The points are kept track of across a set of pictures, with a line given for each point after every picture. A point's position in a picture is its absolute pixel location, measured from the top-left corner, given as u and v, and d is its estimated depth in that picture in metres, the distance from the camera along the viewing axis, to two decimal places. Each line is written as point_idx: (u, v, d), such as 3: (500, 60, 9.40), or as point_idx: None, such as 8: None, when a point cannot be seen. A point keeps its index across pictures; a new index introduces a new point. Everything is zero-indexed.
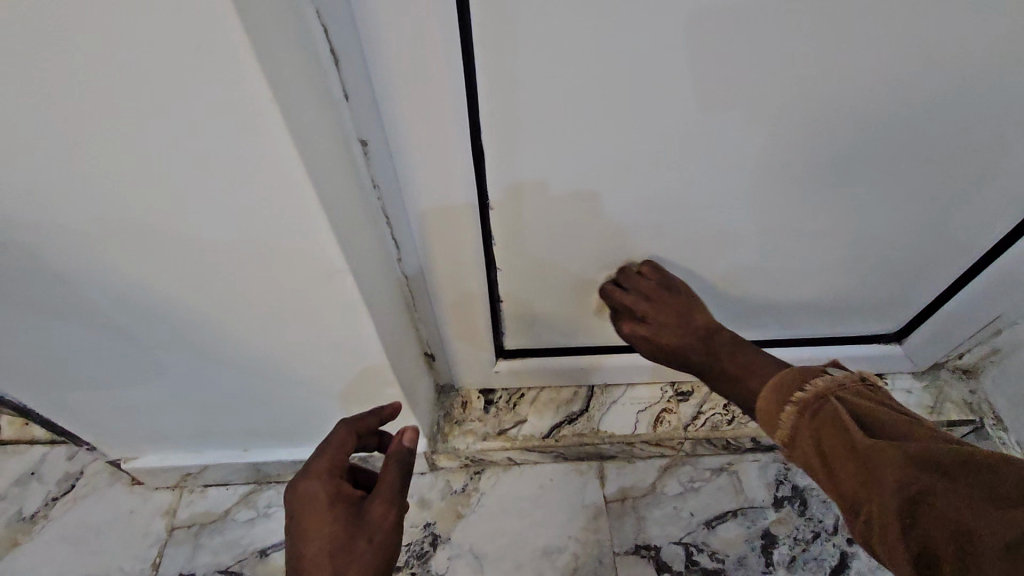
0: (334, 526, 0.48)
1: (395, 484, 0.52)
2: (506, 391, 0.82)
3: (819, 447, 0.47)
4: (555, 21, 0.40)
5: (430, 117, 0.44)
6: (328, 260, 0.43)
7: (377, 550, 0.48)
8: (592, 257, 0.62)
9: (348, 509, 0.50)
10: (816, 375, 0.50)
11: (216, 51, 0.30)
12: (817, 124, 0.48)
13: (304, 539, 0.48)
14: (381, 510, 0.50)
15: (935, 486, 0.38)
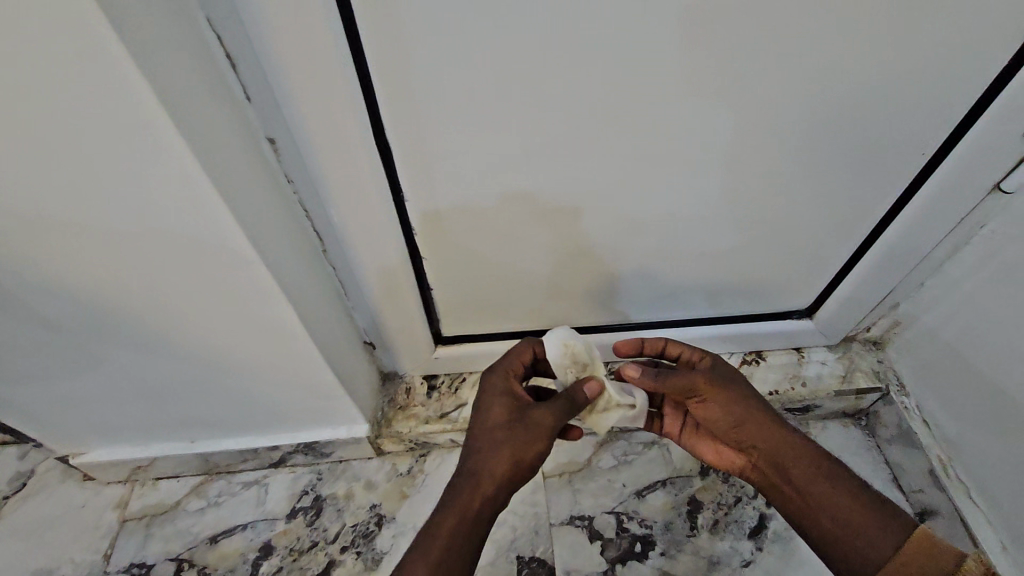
0: (503, 410, 0.63)
1: (558, 403, 0.63)
2: (449, 376, 0.86)
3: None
4: (436, 22, 0.43)
5: (333, 116, 0.47)
6: (238, 249, 0.46)
7: (529, 438, 0.61)
8: (511, 246, 0.67)
9: (516, 405, 0.63)
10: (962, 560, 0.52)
11: (89, 44, 0.32)
12: (697, 113, 0.53)
13: (485, 414, 0.64)
14: (542, 418, 0.61)
15: None
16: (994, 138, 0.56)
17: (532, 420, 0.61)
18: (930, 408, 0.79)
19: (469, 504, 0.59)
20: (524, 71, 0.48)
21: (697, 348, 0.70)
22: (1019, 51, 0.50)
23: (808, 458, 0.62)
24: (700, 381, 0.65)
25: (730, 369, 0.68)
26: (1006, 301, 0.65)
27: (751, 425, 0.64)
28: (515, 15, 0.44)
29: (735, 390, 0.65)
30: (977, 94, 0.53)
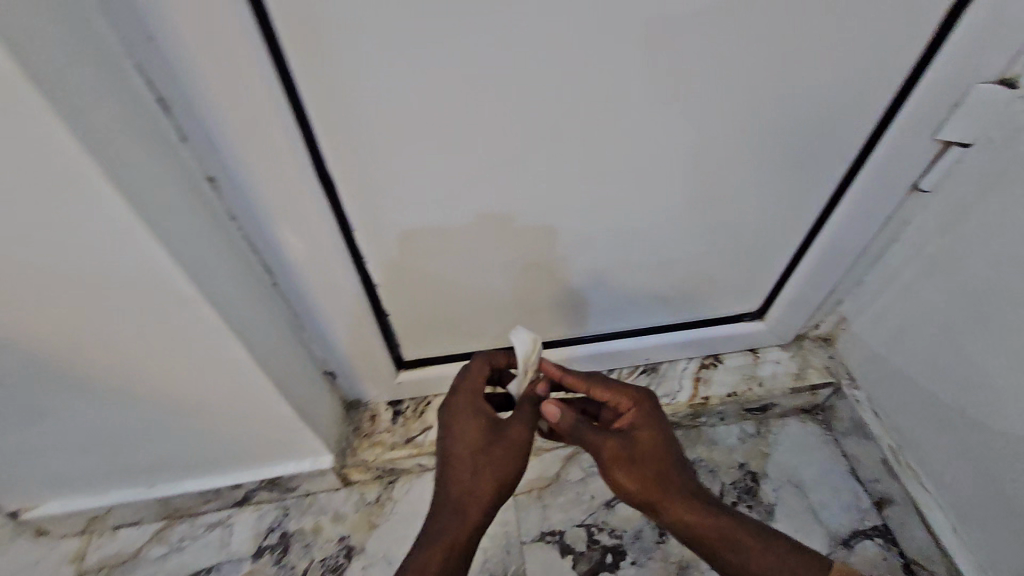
0: (479, 433, 0.63)
1: (530, 416, 0.65)
2: (414, 400, 0.86)
3: None
4: (365, 57, 0.44)
5: (270, 151, 0.48)
6: (178, 287, 0.46)
7: (510, 457, 0.62)
8: (464, 268, 0.67)
9: (489, 425, 0.64)
10: None
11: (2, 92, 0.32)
12: (631, 132, 0.55)
13: (457, 435, 0.63)
14: (517, 431, 0.63)
15: None
16: (909, 140, 0.59)
17: (508, 436, 0.63)
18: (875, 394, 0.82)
19: (457, 538, 0.59)
20: (458, 99, 0.49)
21: (633, 394, 0.68)
22: (920, 58, 0.53)
23: (721, 529, 0.61)
24: (604, 454, 0.64)
25: (657, 426, 0.66)
26: (939, 291, 0.68)
27: (659, 496, 0.63)
28: (443, 43, 0.45)
29: (652, 454, 0.64)
30: (889, 99, 0.56)
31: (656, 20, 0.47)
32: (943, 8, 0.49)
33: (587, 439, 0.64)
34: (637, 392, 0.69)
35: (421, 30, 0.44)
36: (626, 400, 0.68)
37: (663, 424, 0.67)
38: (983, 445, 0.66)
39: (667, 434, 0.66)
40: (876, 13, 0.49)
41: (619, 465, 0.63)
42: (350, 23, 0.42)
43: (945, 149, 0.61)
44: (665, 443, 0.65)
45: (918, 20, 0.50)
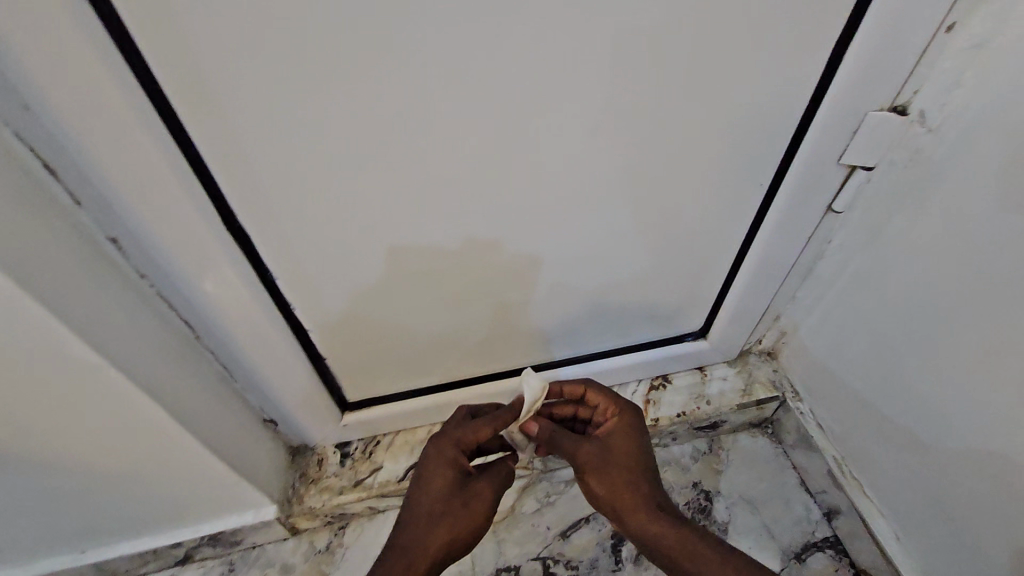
0: (446, 481, 0.62)
1: (500, 479, 0.64)
2: (362, 441, 0.84)
3: None
4: (262, 111, 0.45)
5: (172, 210, 0.47)
6: (78, 352, 0.45)
7: (468, 516, 0.61)
8: (399, 309, 0.67)
9: (458, 476, 0.63)
10: None
11: None
12: (546, 169, 0.56)
13: (426, 484, 0.62)
14: (484, 490, 0.62)
15: None
16: (816, 163, 0.61)
17: (472, 491, 0.62)
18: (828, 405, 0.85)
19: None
20: (367, 146, 0.49)
21: (618, 405, 0.71)
22: (815, 90, 0.55)
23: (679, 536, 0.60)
24: (580, 454, 0.66)
25: (635, 436, 0.68)
26: (865, 303, 0.71)
27: (621, 499, 0.63)
28: (341, 94, 0.45)
29: (625, 461, 0.65)
30: (792, 127, 0.58)
31: (553, 63, 0.48)
32: (828, 43, 0.52)
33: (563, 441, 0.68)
34: (623, 404, 0.71)
35: (318, 84, 0.44)
36: (610, 409, 0.71)
37: (641, 436, 0.68)
38: (917, 450, 0.69)
39: (643, 445, 0.67)
40: (765, 49, 0.51)
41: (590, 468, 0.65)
42: (240, 81, 0.42)
43: (851, 173, 0.63)
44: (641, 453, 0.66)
45: (806, 55, 0.52)
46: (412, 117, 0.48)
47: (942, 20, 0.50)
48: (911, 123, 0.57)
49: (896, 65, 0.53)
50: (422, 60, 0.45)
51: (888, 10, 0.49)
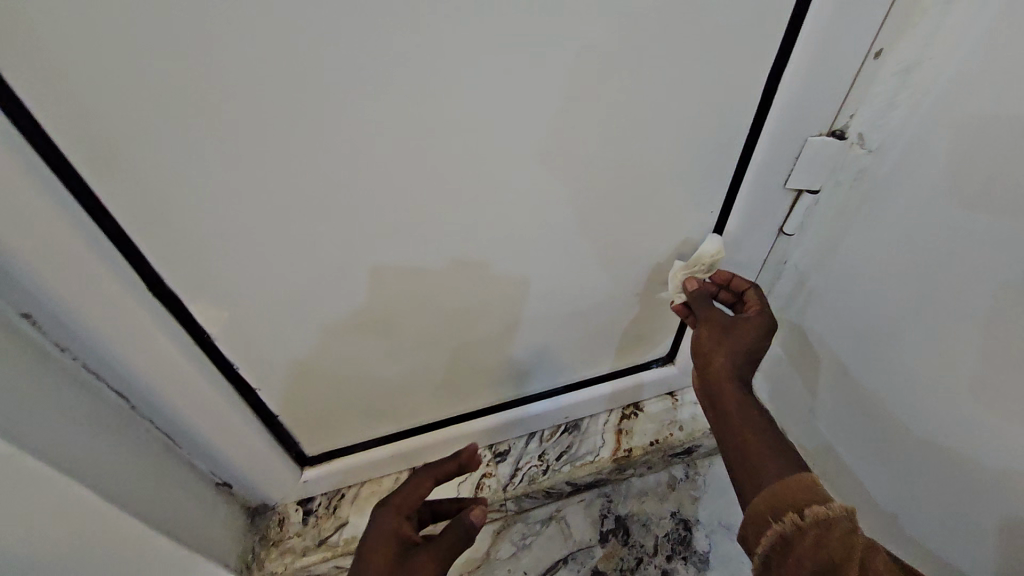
0: (386, 555, 0.57)
1: (445, 546, 0.55)
2: (326, 495, 0.81)
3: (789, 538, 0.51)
4: (177, 175, 0.42)
5: (85, 278, 0.44)
6: None
7: None
8: (355, 359, 0.64)
9: (400, 547, 0.58)
10: (832, 511, 0.50)
11: None
12: (497, 212, 0.54)
13: (364, 565, 0.56)
14: (422, 562, 0.55)
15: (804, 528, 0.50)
16: (762, 188, 0.61)
17: (409, 567, 0.55)
18: (810, 424, 0.84)
19: None
20: (302, 203, 0.47)
21: (764, 306, 0.67)
22: (755, 120, 0.55)
23: (761, 426, 0.60)
24: (705, 328, 0.66)
25: (763, 338, 0.65)
26: (838, 322, 0.71)
27: (725, 379, 0.63)
28: (267, 155, 0.43)
29: (740, 349, 0.64)
30: (736, 155, 0.58)
31: (493, 110, 0.46)
32: (763, 76, 0.52)
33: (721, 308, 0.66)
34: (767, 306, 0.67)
35: (240, 145, 0.42)
36: (757, 302, 0.67)
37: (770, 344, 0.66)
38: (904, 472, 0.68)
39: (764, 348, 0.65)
40: (701, 81, 0.50)
41: (728, 339, 0.64)
42: (148, 145, 0.40)
43: (799, 198, 0.64)
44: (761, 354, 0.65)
45: (744, 85, 0.52)
46: (348, 172, 0.46)
47: (871, 46, 0.50)
48: (851, 145, 0.58)
49: (830, 92, 0.53)
50: (354, 117, 0.42)
51: (817, 41, 0.49)
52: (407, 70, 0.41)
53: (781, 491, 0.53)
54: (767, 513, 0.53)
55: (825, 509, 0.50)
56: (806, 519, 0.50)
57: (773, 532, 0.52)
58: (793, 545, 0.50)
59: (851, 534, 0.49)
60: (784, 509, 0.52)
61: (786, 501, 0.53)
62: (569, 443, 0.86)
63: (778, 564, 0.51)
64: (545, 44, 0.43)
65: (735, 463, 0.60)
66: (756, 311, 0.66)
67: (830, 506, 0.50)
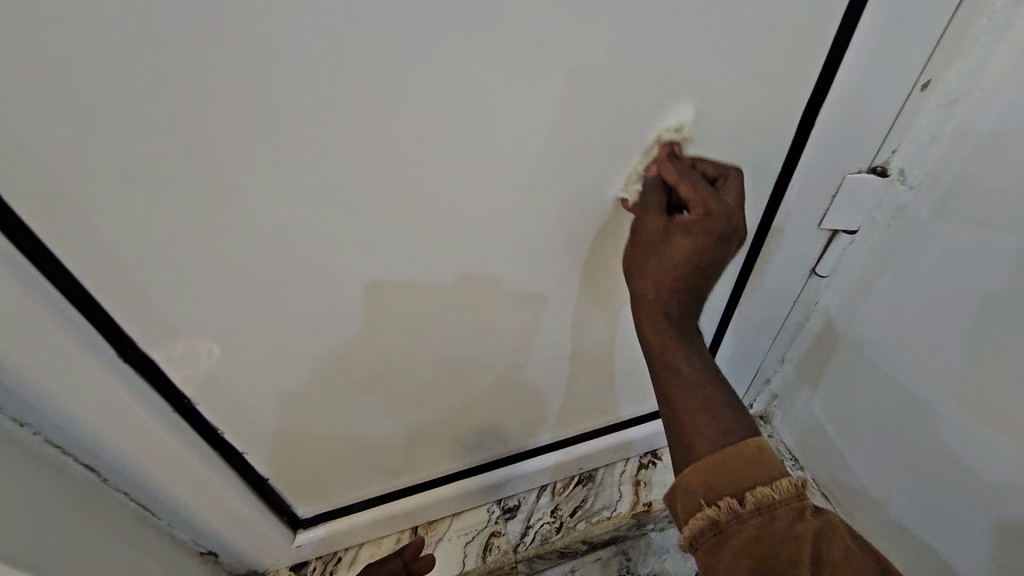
0: None
1: None
2: (321, 559, 0.75)
3: (725, 524, 0.41)
4: (146, 228, 0.37)
5: (44, 346, 0.39)
6: None
7: None
8: (351, 414, 0.59)
9: None
10: (779, 483, 0.41)
11: None
12: (506, 253, 0.50)
13: None
14: None
15: (742, 515, 0.40)
16: (796, 229, 0.57)
17: None
18: (838, 471, 0.79)
19: None
20: (294, 252, 0.42)
21: (718, 202, 0.43)
22: (787, 156, 0.51)
23: (697, 385, 0.47)
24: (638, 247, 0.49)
25: (705, 254, 0.45)
26: (873, 364, 0.66)
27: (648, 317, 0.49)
28: (253, 201, 0.38)
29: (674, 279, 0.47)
30: (767, 196, 0.53)
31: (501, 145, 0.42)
32: (798, 110, 0.47)
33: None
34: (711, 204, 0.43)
35: (225, 192, 0.37)
36: (696, 198, 0.44)
37: (722, 252, 0.46)
38: (957, 529, 0.61)
39: (711, 260, 0.46)
40: (729, 117, 0.46)
41: (653, 272, 0.48)
42: (112, 200, 0.35)
43: (834, 237, 0.59)
44: (704, 266, 0.46)
45: (776, 119, 0.47)
46: (343, 216, 0.41)
47: (918, 78, 0.46)
48: (892, 180, 0.54)
49: (873, 126, 0.49)
50: (348, 157, 0.38)
51: (859, 72, 0.45)
52: (411, 101, 0.37)
53: (717, 465, 0.42)
54: (695, 492, 0.43)
55: (774, 491, 0.41)
56: (747, 505, 0.41)
57: (704, 517, 0.42)
58: (726, 534, 0.41)
59: (800, 517, 0.40)
60: (718, 490, 0.42)
61: (724, 480, 0.42)
62: (583, 497, 0.80)
63: (706, 552, 0.42)
64: (563, 70, 0.39)
65: (669, 432, 0.48)
66: (698, 217, 0.44)
67: (779, 483, 0.41)
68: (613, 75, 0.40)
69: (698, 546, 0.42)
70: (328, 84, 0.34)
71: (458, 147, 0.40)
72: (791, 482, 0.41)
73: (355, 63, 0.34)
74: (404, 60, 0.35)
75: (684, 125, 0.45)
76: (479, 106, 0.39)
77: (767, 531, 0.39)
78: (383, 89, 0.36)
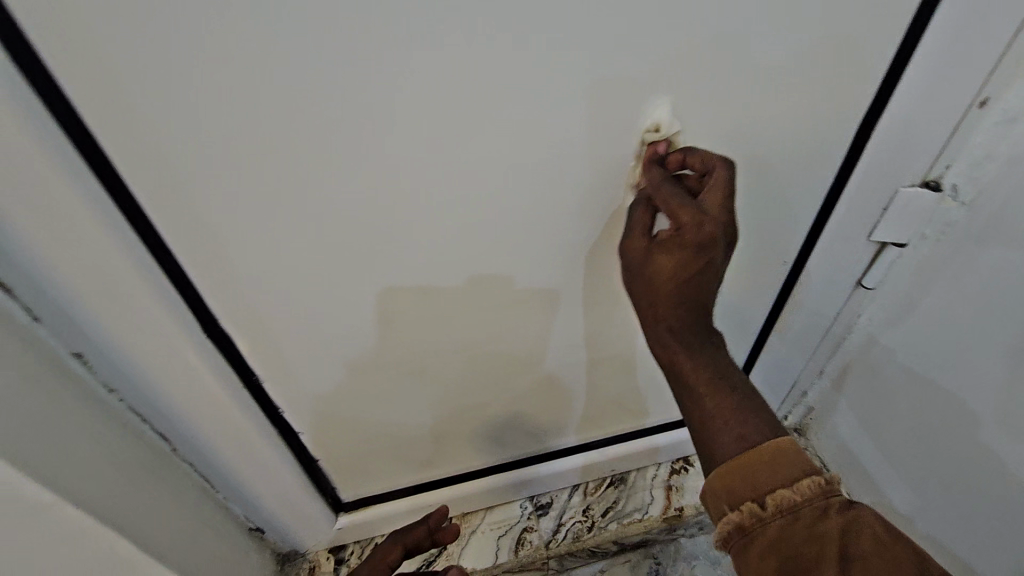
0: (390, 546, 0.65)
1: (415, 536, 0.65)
2: (358, 544, 0.78)
3: (751, 527, 0.42)
4: (239, 209, 0.41)
5: (139, 317, 0.42)
6: (51, 512, 0.38)
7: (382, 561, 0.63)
8: (399, 399, 0.62)
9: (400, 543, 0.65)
10: (802, 483, 0.42)
11: None
12: (559, 249, 0.52)
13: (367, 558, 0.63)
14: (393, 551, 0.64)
15: (767, 518, 0.42)
16: (844, 240, 0.58)
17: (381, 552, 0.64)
18: (875, 487, 0.78)
19: None
20: (367, 239, 0.45)
21: (686, 209, 0.44)
22: (841, 167, 0.52)
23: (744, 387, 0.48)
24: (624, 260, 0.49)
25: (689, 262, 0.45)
26: (917, 376, 0.66)
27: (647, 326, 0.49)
28: (335, 187, 0.41)
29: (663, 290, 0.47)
30: (817, 204, 0.55)
31: (564, 142, 0.44)
32: (853, 125, 0.49)
33: (634, 230, 0.47)
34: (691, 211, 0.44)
35: (311, 178, 0.40)
36: (675, 206, 0.44)
37: (705, 258, 0.45)
38: None
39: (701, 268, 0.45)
40: (785, 126, 0.47)
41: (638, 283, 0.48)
42: (213, 181, 0.39)
43: (882, 250, 0.59)
44: (696, 277, 0.46)
45: (832, 129, 0.49)
46: (414, 206, 0.44)
47: (977, 95, 0.47)
48: (944, 198, 0.54)
49: (929, 140, 0.50)
50: (426, 148, 0.41)
51: (919, 85, 0.46)
52: (484, 95, 0.39)
53: (735, 472, 0.44)
54: (719, 494, 0.44)
55: (794, 492, 0.42)
56: (769, 509, 0.42)
57: (729, 522, 0.43)
58: (753, 536, 0.42)
59: (823, 516, 0.41)
60: (740, 495, 0.43)
61: (745, 484, 0.43)
62: (616, 498, 0.81)
63: (736, 553, 0.43)
64: (628, 70, 0.41)
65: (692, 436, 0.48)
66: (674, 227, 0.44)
67: (799, 485, 0.42)
68: (676, 76, 0.42)
69: (730, 547, 0.44)
70: (414, 77, 0.37)
71: (524, 141, 0.43)
72: (812, 481, 0.42)
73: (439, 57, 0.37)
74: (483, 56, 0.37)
75: (663, 126, 0.45)
76: (546, 102, 0.41)
77: (791, 533, 0.41)
78: (461, 83, 0.38)
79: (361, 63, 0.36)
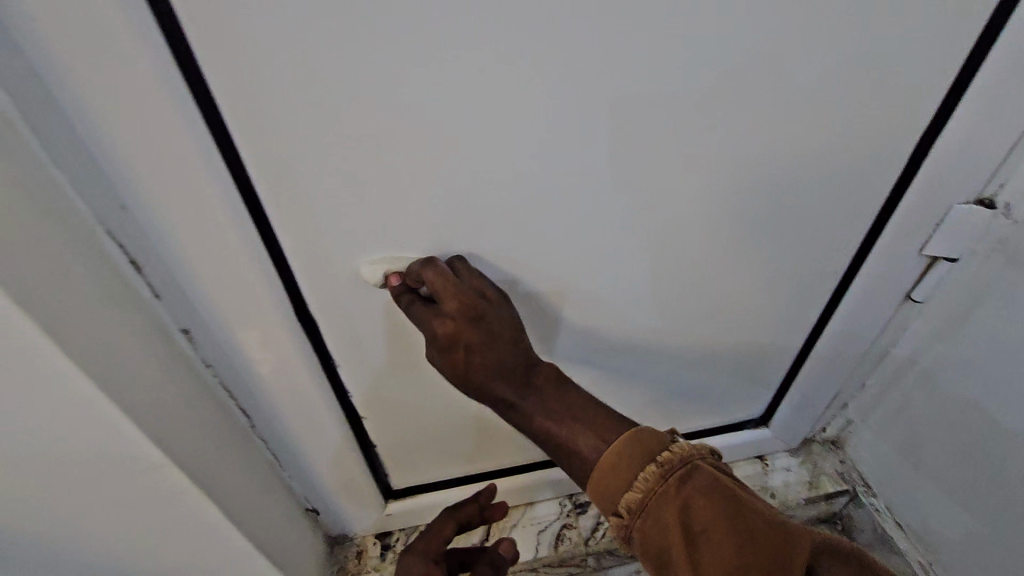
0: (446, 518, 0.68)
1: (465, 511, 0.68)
2: (403, 531, 0.80)
3: (626, 530, 0.46)
4: (343, 204, 0.44)
5: (245, 299, 0.46)
6: (160, 467, 0.43)
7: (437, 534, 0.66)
8: (456, 391, 0.65)
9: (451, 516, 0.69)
10: (641, 479, 0.45)
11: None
12: (622, 255, 0.55)
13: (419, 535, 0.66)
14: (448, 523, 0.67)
15: (631, 523, 0.45)
16: (896, 254, 0.60)
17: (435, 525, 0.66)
18: (915, 503, 0.78)
19: None
20: (447, 236, 0.49)
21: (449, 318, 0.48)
22: (896, 183, 0.54)
23: None
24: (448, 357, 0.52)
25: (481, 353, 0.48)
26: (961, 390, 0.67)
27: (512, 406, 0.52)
28: (427, 186, 0.45)
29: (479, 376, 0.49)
30: (871, 218, 0.57)
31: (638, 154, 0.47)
32: (911, 144, 0.51)
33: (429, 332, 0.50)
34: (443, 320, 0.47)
35: (404, 174, 0.44)
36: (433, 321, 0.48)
37: (464, 345, 0.49)
38: None
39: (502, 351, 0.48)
40: (844, 143, 0.50)
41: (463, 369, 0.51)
42: (324, 179, 0.43)
43: (933, 264, 0.61)
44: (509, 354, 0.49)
45: (889, 147, 0.51)
46: (494, 207, 0.48)
47: None
48: (996, 215, 0.56)
49: (985, 159, 0.52)
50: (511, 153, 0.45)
51: (978, 103, 0.48)
52: (565, 102, 0.43)
53: (594, 487, 0.47)
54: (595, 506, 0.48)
55: (636, 491, 0.45)
56: (626, 515, 0.45)
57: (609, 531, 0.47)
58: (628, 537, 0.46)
59: (665, 501, 0.44)
60: (602, 506, 0.47)
61: (603, 497, 0.47)
62: None
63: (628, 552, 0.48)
64: (700, 85, 0.44)
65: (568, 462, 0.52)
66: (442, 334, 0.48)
67: (636, 483, 0.45)
68: (744, 88, 0.45)
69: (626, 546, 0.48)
70: (504, 83, 0.41)
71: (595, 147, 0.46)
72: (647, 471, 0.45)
73: (529, 65, 0.40)
74: (567, 67, 0.41)
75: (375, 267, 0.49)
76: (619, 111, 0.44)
77: (650, 529, 0.44)
78: (546, 92, 0.42)
79: (460, 71, 0.40)
